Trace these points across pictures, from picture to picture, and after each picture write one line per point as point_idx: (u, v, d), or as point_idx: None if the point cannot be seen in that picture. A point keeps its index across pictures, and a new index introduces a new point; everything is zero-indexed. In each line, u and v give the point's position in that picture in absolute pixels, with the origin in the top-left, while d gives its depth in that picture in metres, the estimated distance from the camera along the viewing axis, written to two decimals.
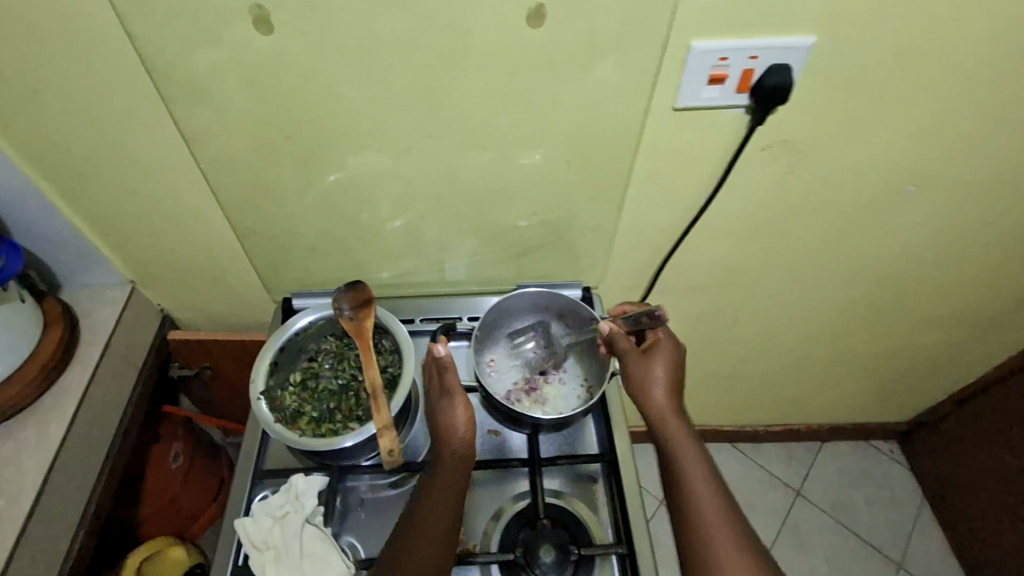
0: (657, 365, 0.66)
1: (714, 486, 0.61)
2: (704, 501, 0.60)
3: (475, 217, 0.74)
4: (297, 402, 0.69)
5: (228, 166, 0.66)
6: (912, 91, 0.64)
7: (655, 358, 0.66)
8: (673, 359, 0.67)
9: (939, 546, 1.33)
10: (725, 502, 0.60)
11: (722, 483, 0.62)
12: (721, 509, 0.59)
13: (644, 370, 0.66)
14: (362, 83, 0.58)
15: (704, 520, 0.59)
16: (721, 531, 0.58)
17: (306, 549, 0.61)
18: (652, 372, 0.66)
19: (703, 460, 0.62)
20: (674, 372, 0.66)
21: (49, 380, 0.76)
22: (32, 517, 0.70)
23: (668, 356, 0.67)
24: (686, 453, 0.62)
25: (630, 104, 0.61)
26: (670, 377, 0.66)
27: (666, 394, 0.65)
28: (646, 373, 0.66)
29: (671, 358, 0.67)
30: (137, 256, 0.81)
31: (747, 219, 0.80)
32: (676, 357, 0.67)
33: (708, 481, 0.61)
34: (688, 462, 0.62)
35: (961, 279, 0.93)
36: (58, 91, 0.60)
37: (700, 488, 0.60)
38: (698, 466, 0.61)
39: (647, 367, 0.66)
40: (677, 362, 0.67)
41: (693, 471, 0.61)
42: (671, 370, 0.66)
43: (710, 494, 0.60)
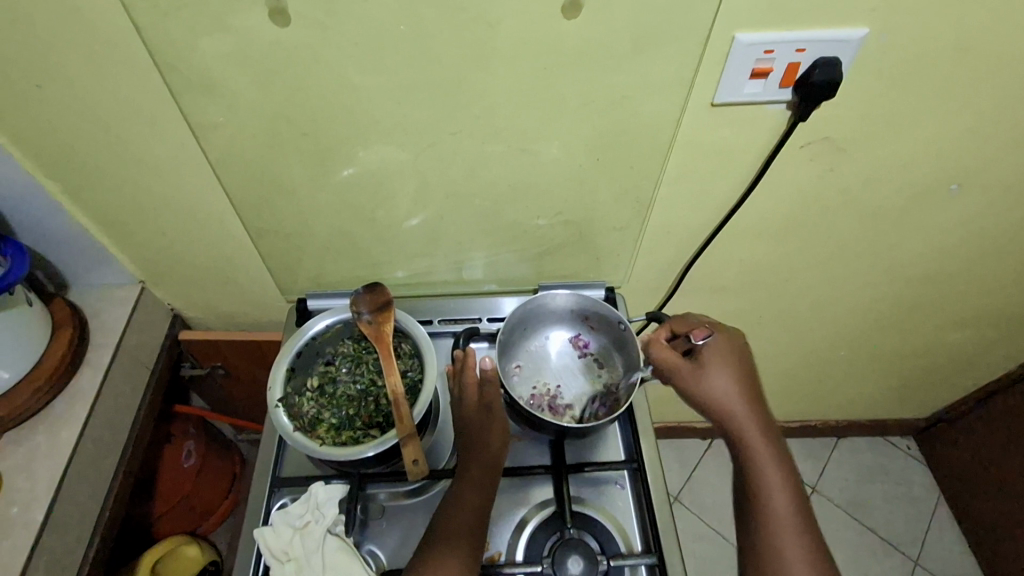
0: (722, 369, 0.64)
1: (789, 494, 0.58)
2: (778, 509, 0.57)
3: (497, 217, 0.71)
4: (315, 409, 0.67)
5: (242, 165, 0.63)
6: (961, 85, 0.61)
7: (719, 362, 0.64)
8: (739, 363, 0.64)
9: (955, 542, 1.32)
10: (801, 512, 0.58)
11: (797, 492, 0.59)
12: (795, 520, 0.57)
13: (710, 372, 0.63)
14: (383, 78, 0.55)
15: (780, 529, 0.56)
16: (794, 543, 0.56)
17: (328, 562, 0.59)
18: (716, 377, 0.63)
19: (778, 468, 0.59)
20: (741, 376, 0.64)
21: (59, 385, 0.74)
22: (47, 524, 0.68)
23: (733, 360, 0.64)
24: (759, 459, 0.59)
25: (665, 99, 0.58)
26: (737, 381, 0.63)
27: (734, 398, 0.62)
28: (712, 377, 0.63)
29: (735, 362, 0.64)
30: (147, 255, 0.78)
31: (778, 217, 0.77)
32: (742, 361, 0.65)
33: (783, 488, 0.58)
34: (761, 469, 0.59)
35: (994, 277, 0.91)
36: (62, 86, 0.57)
37: (776, 497, 0.58)
38: (772, 472, 0.59)
39: (713, 370, 0.64)
40: (743, 366, 0.65)
41: (767, 478, 0.59)
42: (738, 374, 0.64)
43: (784, 502, 0.57)
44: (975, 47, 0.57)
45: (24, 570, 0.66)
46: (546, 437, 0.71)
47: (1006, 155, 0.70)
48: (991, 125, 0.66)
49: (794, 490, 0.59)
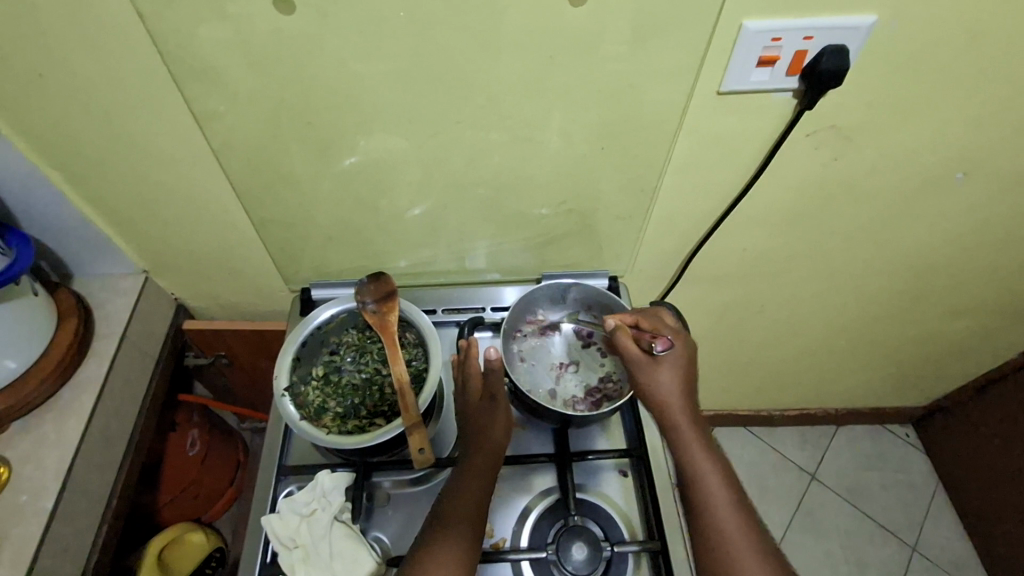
0: (665, 371, 0.61)
1: (733, 500, 0.55)
2: (722, 517, 0.54)
3: (502, 206, 0.71)
4: (320, 398, 0.68)
5: (245, 154, 0.63)
6: (969, 72, 0.60)
7: (662, 364, 0.61)
8: (683, 364, 0.62)
9: (952, 529, 1.34)
10: (747, 517, 0.55)
11: (740, 495, 0.56)
12: (741, 526, 0.54)
13: (652, 376, 0.61)
14: (388, 67, 0.55)
15: (719, 535, 0.54)
16: (743, 552, 0.53)
17: (336, 548, 0.60)
18: (661, 375, 0.61)
19: (719, 472, 0.57)
20: (684, 377, 0.61)
21: (66, 374, 0.75)
22: (57, 512, 0.69)
23: (678, 360, 0.61)
24: (700, 465, 0.57)
25: (672, 87, 0.58)
26: (680, 382, 0.61)
27: (677, 399, 0.60)
28: (658, 376, 0.61)
29: (680, 362, 0.62)
30: (150, 245, 0.78)
31: (782, 206, 0.77)
32: (685, 361, 0.62)
33: (724, 492, 0.56)
34: (704, 475, 0.56)
35: (996, 266, 0.91)
36: (63, 75, 0.56)
37: (716, 502, 0.55)
38: (715, 477, 0.56)
39: (654, 373, 0.61)
40: (690, 367, 0.62)
41: (709, 486, 0.56)
42: (681, 375, 0.61)
43: (728, 510, 0.55)
44: (986, 34, 0.57)
45: (35, 557, 0.66)
46: (549, 426, 0.72)
47: (1012, 144, 0.69)
48: (997, 113, 0.65)
49: (737, 495, 0.56)
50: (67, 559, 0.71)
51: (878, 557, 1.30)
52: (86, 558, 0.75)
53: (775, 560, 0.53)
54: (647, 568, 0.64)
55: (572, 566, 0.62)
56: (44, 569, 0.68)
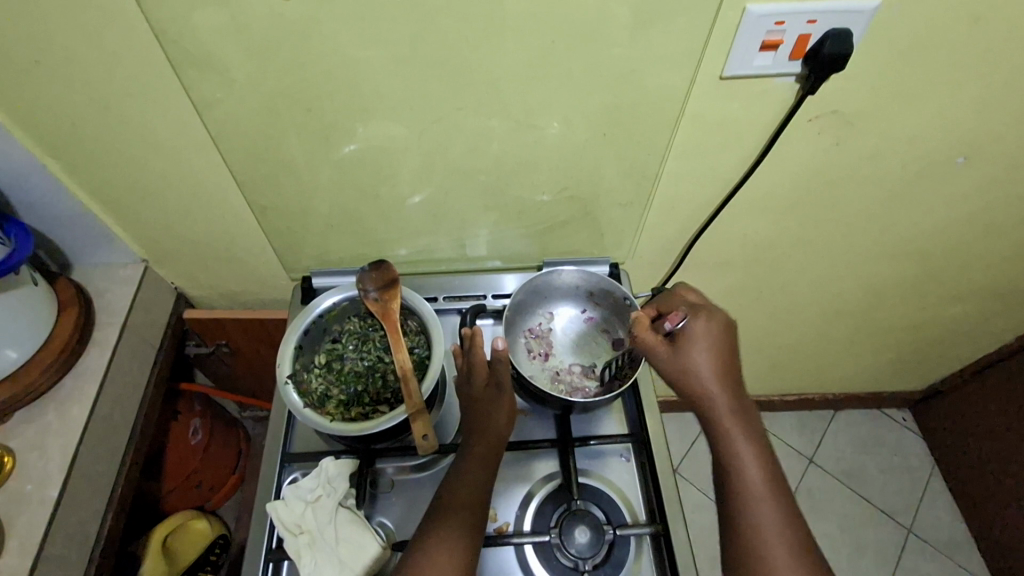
0: (699, 350, 0.60)
1: (768, 484, 0.55)
2: (756, 500, 0.54)
3: (502, 193, 0.71)
4: (324, 385, 0.68)
5: (243, 141, 0.62)
6: (972, 55, 0.60)
7: (696, 342, 0.61)
8: (721, 344, 0.61)
9: (947, 511, 1.36)
10: (783, 501, 0.55)
11: (778, 478, 0.56)
12: (775, 512, 0.54)
13: (686, 354, 0.60)
14: (387, 51, 0.54)
15: (753, 515, 0.54)
16: (773, 534, 0.53)
17: (341, 534, 0.61)
18: (696, 355, 0.60)
19: (756, 455, 0.56)
20: (721, 357, 0.60)
21: (68, 364, 0.75)
22: (62, 500, 0.69)
23: (713, 339, 0.60)
24: (736, 447, 0.56)
25: (674, 72, 0.58)
26: (716, 362, 0.60)
27: (713, 379, 0.59)
28: (692, 356, 0.60)
29: (716, 342, 0.61)
30: (149, 234, 0.78)
31: (784, 191, 0.77)
32: (724, 340, 0.61)
33: (761, 473, 0.55)
34: (739, 457, 0.56)
35: (995, 251, 0.91)
36: (59, 62, 0.56)
37: (750, 480, 0.55)
38: (749, 460, 0.56)
39: (689, 352, 0.60)
40: (724, 346, 0.61)
41: (745, 467, 0.55)
42: (716, 355, 0.60)
43: (764, 491, 0.54)
44: (990, 17, 0.56)
45: (42, 545, 0.67)
46: (551, 413, 0.72)
47: (1014, 128, 0.69)
48: (1000, 97, 0.65)
49: (774, 478, 0.56)
50: (73, 546, 0.72)
51: (873, 539, 1.32)
52: (92, 545, 0.75)
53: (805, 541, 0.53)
54: (648, 550, 0.65)
55: (575, 549, 0.63)
56: (50, 557, 0.68)
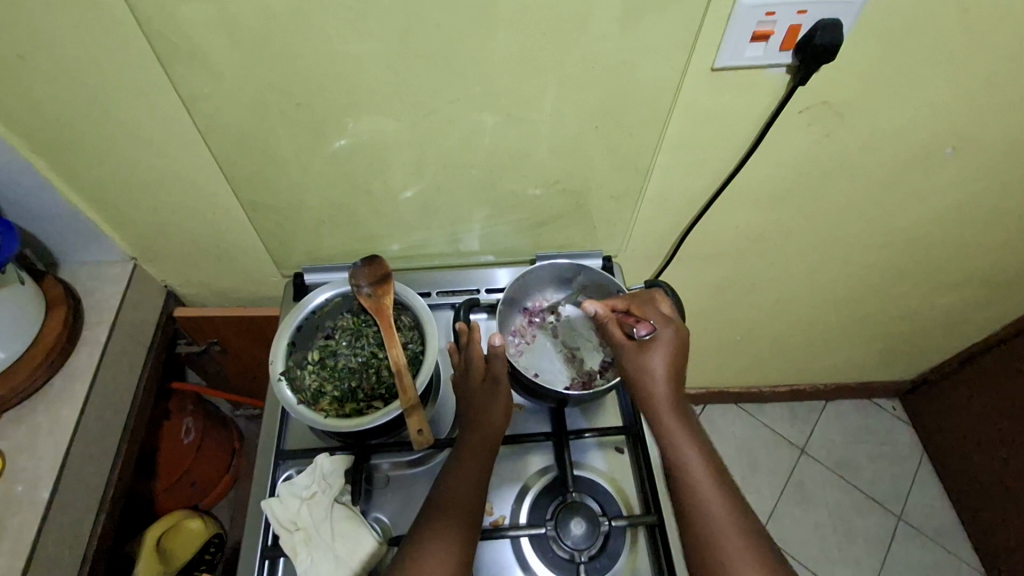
0: (654, 358, 0.60)
1: (721, 491, 0.56)
2: (710, 510, 0.55)
3: (495, 187, 0.70)
4: (317, 382, 0.67)
5: (232, 135, 0.61)
6: (959, 45, 0.61)
7: (652, 350, 0.61)
8: (677, 353, 0.61)
9: (937, 498, 1.38)
10: (736, 506, 0.55)
11: (727, 484, 0.57)
12: (731, 518, 0.55)
13: (640, 363, 0.61)
14: (376, 43, 0.54)
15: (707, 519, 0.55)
16: (728, 540, 0.54)
17: (338, 530, 0.61)
18: (649, 363, 0.60)
19: (706, 463, 0.57)
20: (675, 365, 0.61)
21: (57, 363, 0.74)
22: (54, 500, 0.69)
23: (669, 348, 0.61)
24: (686, 457, 0.57)
25: (668, 64, 0.58)
26: (669, 371, 0.60)
27: (665, 388, 0.59)
28: (645, 364, 0.60)
29: (671, 350, 0.61)
30: (138, 231, 0.77)
31: (776, 182, 0.77)
32: (678, 348, 0.61)
33: (711, 481, 0.56)
34: (689, 469, 0.57)
35: (983, 241, 0.93)
36: (42, 56, 0.55)
37: (700, 488, 0.56)
38: (701, 470, 0.56)
39: (642, 361, 0.61)
40: (679, 353, 0.61)
41: (696, 479, 0.56)
42: (671, 363, 0.60)
43: (716, 498, 0.55)
44: (978, 8, 0.57)
45: (34, 546, 0.66)
46: (546, 406, 0.73)
47: (1002, 118, 0.70)
48: (988, 87, 0.66)
49: (726, 485, 0.57)
50: (65, 548, 0.71)
51: (865, 527, 1.34)
52: (84, 546, 0.75)
53: (758, 545, 0.54)
54: (643, 542, 0.65)
55: (571, 541, 0.63)
56: (43, 559, 0.67)
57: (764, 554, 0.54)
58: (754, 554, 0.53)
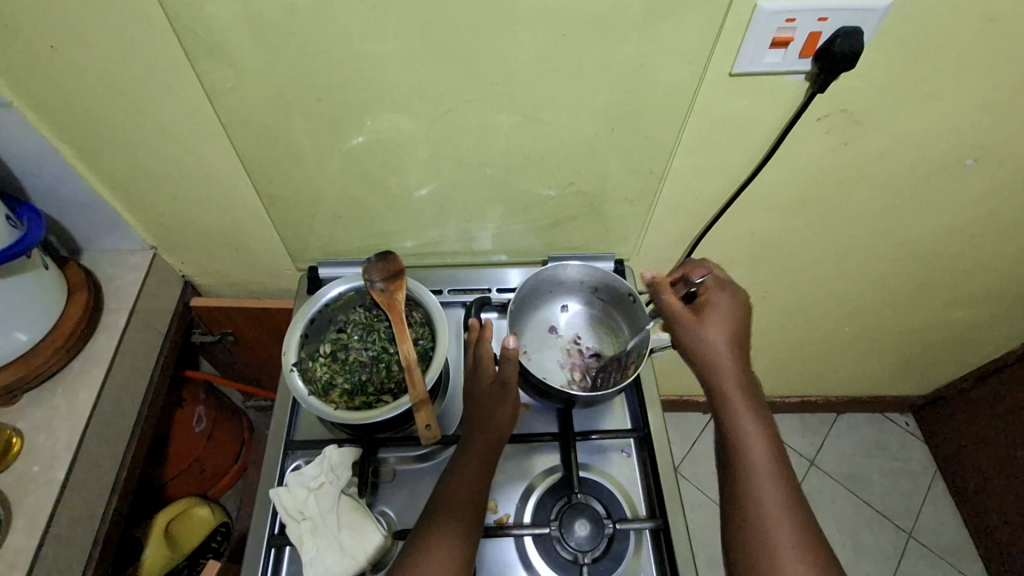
0: (717, 326, 0.63)
1: (778, 471, 0.56)
2: (763, 485, 0.55)
3: (510, 187, 0.71)
4: (329, 374, 0.69)
5: (253, 130, 0.62)
6: (982, 56, 0.60)
7: (715, 316, 0.63)
8: (737, 323, 0.63)
9: (950, 516, 1.36)
10: (792, 491, 0.55)
11: (779, 454, 0.57)
12: (780, 494, 0.55)
13: (701, 330, 0.62)
14: (396, 40, 0.54)
15: (758, 482, 0.55)
16: (773, 507, 0.54)
17: (343, 521, 0.62)
18: (711, 327, 0.62)
19: (766, 441, 0.57)
20: (736, 336, 0.63)
21: (76, 347, 0.75)
22: (69, 480, 0.70)
23: (729, 316, 0.63)
24: (745, 428, 0.58)
25: (685, 68, 0.58)
26: (730, 339, 0.62)
27: (725, 353, 0.61)
28: (710, 327, 0.63)
29: (732, 319, 0.63)
30: (159, 221, 0.79)
31: (791, 189, 0.77)
32: (739, 321, 0.63)
33: (764, 446, 0.57)
34: (743, 430, 0.58)
35: (1003, 256, 0.91)
36: (74, 46, 0.56)
37: (753, 449, 0.57)
38: (757, 441, 0.57)
39: (706, 325, 0.63)
40: (739, 322, 0.63)
41: (748, 439, 0.57)
42: (732, 332, 0.62)
43: (767, 469, 0.56)
44: (1002, 19, 0.56)
45: (48, 525, 0.67)
46: (553, 406, 0.73)
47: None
48: (1012, 98, 0.65)
49: (783, 467, 0.56)
50: (78, 529, 0.72)
51: (875, 542, 1.32)
52: (95, 530, 0.76)
53: (803, 520, 0.54)
54: (648, 545, 0.65)
55: (575, 542, 0.63)
56: (56, 539, 0.69)
57: (810, 532, 0.53)
58: (799, 524, 0.53)
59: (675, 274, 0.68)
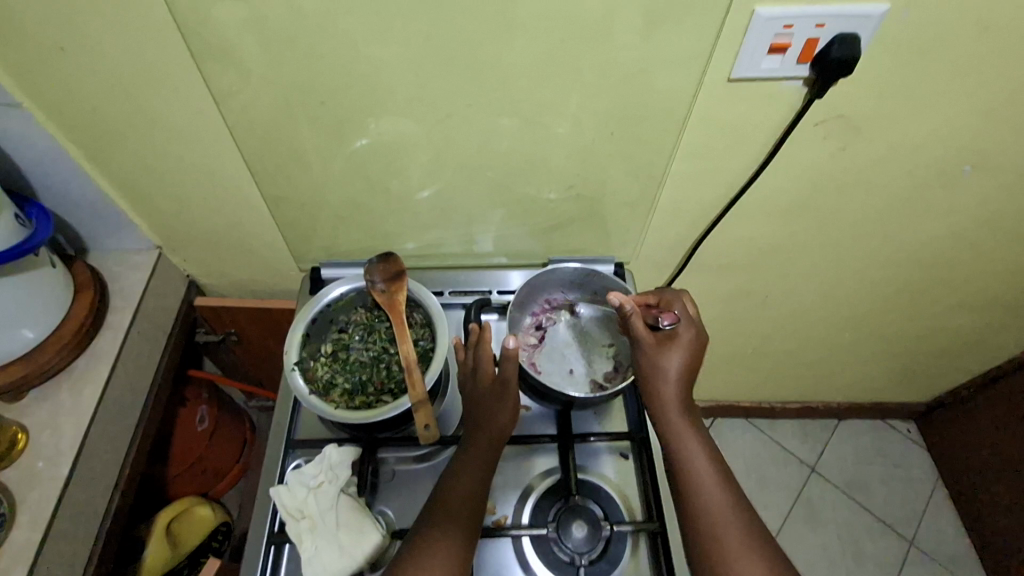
0: (671, 357, 0.62)
1: (731, 501, 0.57)
2: (715, 518, 0.56)
3: (510, 190, 0.72)
4: (329, 374, 0.70)
5: (258, 132, 0.63)
6: (980, 63, 0.60)
7: (669, 348, 0.62)
8: (691, 352, 0.62)
9: (952, 524, 1.35)
10: (745, 515, 0.57)
11: (731, 484, 0.58)
12: (735, 524, 0.56)
13: (653, 363, 0.62)
14: (399, 45, 0.55)
15: (712, 516, 0.56)
16: (728, 538, 0.55)
17: (342, 520, 0.62)
18: (664, 361, 0.62)
19: (714, 471, 0.58)
20: (689, 366, 0.62)
21: (82, 345, 0.76)
22: (72, 476, 0.71)
23: (684, 346, 0.62)
24: (694, 461, 0.58)
25: (684, 73, 0.58)
26: (682, 371, 0.62)
27: (676, 387, 0.61)
28: (662, 360, 0.62)
29: (686, 350, 0.62)
30: (164, 221, 0.80)
31: (791, 194, 0.77)
32: (694, 350, 0.63)
33: (715, 479, 0.58)
34: (693, 464, 0.58)
35: (1004, 262, 0.91)
36: (83, 49, 0.57)
37: (705, 484, 0.57)
38: (708, 475, 0.58)
39: (658, 359, 0.62)
40: (694, 351, 0.63)
41: (698, 474, 0.58)
42: (685, 362, 0.62)
43: (720, 502, 0.57)
44: (998, 26, 0.57)
45: (52, 520, 0.68)
46: (552, 408, 0.73)
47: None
48: (1010, 104, 0.65)
49: (733, 494, 0.57)
50: (81, 526, 0.73)
51: (876, 549, 1.31)
52: (98, 526, 0.77)
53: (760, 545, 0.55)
54: (644, 549, 0.65)
55: (572, 543, 0.63)
56: (59, 535, 0.69)
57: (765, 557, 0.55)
58: (754, 551, 0.55)
59: (652, 299, 0.67)
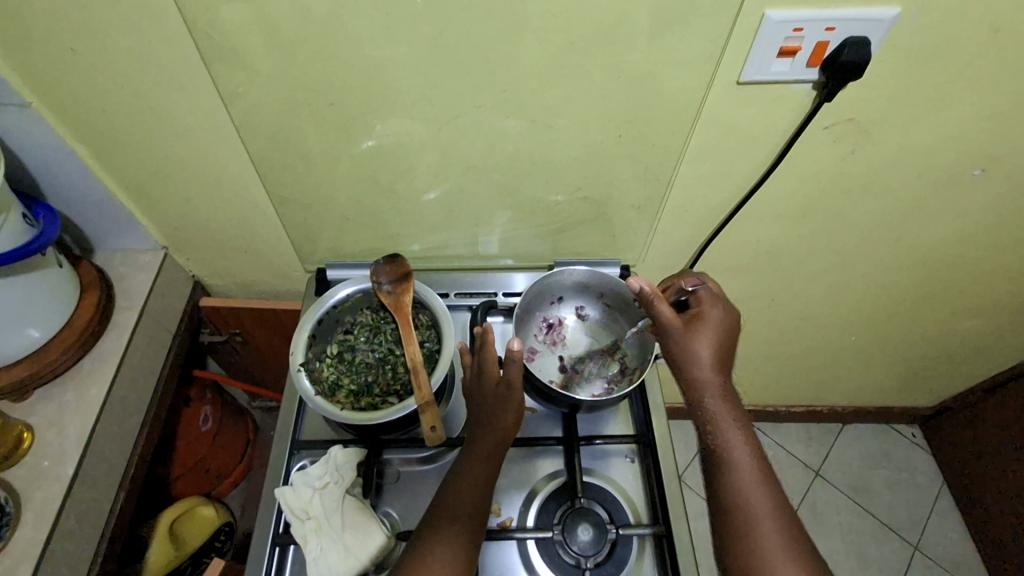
0: (704, 339, 0.62)
1: (765, 485, 0.56)
2: (752, 501, 0.55)
3: (517, 192, 0.71)
4: (335, 375, 0.69)
5: (265, 132, 0.63)
6: (990, 67, 0.60)
7: (703, 330, 0.62)
8: (724, 336, 0.62)
9: (956, 529, 1.34)
10: (779, 499, 0.56)
11: (766, 470, 0.57)
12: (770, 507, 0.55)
13: (688, 344, 0.61)
14: (408, 46, 0.55)
15: (748, 499, 0.55)
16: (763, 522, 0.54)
17: (348, 522, 0.62)
18: (699, 342, 0.61)
19: (750, 455, 0.57)
20: (723, 350, 0.62)
21: (88, 345, 0.76)
22: (78, 475, 0.71)
23: (718, 330, 0.62)
24: (730, 443, 0.58)
25: (693, 76, 0.58)
26: (717, 354, 0.61)
27: (711, 369, 0.61)
28: (698, 342, 0.61)
29: (720, 333, 0.62)
30: (171, 221, 0.80)
31: (799, 197, 0.77)
32: (727, 335, 0.63)
33: (751, 462, 0.57)
34: (729, 446, 0.57)
35: (1011, 266, 0.91)
36: (92, 49, 0.57)
37: (741, 466, 0.56)
38: (745, 457, 0.57)
39: (692, 340, 0.62)
40: (728, 335, 0.63)
41: (734, 457, 0.57)
42: (719, 346, 0.62)
43: (754, 485, 0.56)
44: (1009, 30, 0.57)
45: (57, 520, 0.68)
46: (558, 411, 0.73)
47: None
48: (1019, 109, 0.65)
49: (768, 479, 0.57)
50: (86, 525, 0.73)
51: (880, 554, 1.31)
52: (103, 524, 0.77)
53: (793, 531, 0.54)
54: (649, 552, 0.65)
55: (578, 546, 0.63)
56: (64, 534, 0.69)
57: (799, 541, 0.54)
58: (789, 535, 0.54)
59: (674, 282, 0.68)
